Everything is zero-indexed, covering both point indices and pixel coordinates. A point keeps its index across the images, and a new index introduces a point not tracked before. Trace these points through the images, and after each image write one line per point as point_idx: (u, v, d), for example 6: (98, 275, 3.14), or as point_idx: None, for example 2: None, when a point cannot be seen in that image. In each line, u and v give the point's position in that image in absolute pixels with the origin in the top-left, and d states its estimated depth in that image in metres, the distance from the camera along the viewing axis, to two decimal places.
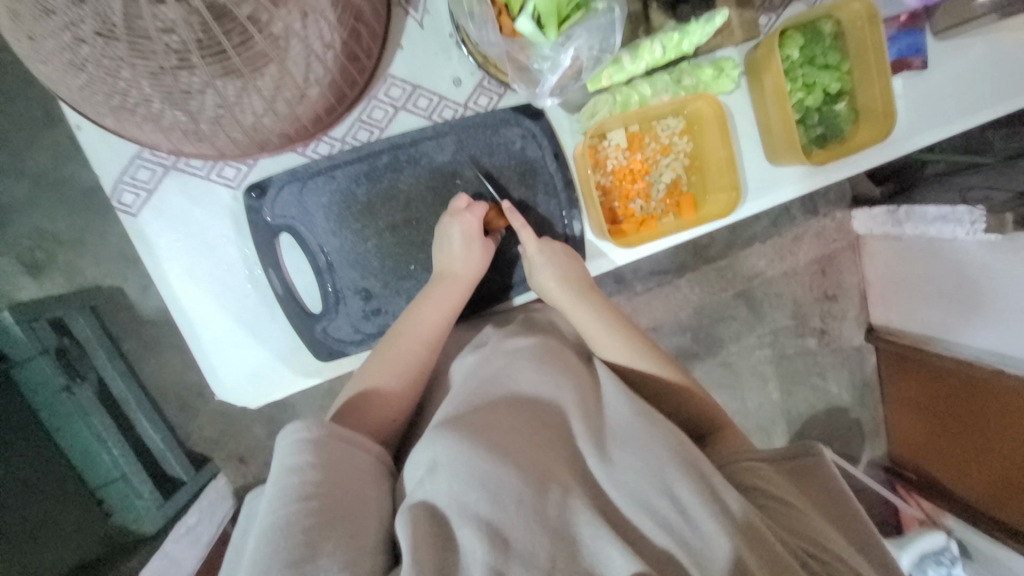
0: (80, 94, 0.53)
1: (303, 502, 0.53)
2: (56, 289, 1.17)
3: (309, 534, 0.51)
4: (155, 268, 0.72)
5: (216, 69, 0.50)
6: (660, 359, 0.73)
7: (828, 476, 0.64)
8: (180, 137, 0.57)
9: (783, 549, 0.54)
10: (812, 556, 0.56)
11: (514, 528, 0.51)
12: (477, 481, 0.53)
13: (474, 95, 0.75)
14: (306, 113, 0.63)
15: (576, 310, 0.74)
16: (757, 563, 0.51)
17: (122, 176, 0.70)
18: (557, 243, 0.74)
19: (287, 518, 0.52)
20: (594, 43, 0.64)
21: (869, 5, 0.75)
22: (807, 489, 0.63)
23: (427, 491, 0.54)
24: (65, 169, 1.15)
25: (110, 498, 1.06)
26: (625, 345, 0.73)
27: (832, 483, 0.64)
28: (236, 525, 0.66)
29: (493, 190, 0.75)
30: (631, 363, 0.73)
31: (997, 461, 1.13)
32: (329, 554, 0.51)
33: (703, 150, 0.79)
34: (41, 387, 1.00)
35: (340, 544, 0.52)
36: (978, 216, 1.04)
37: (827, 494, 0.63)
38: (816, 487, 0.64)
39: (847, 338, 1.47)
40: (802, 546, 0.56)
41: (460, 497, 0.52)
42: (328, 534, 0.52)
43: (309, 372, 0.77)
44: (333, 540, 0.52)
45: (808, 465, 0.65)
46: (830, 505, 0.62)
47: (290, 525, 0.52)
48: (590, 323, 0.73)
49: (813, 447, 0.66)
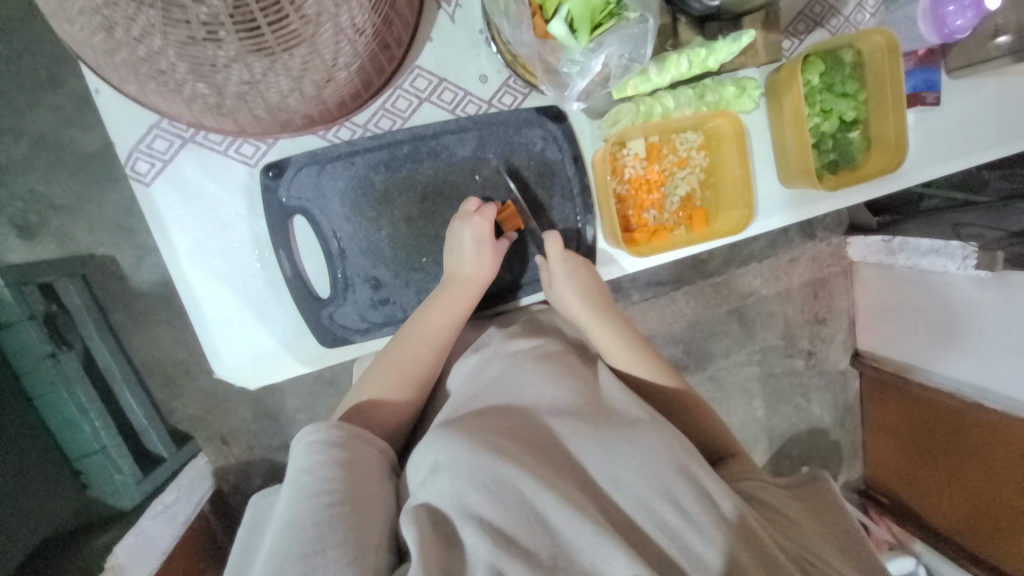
0: (104, 58, 0.52)
1: (317, 498, 0.54)
2: (47, 254, 1.14)
3: (321, 527, 0.52)
4: (164, 240, 0.71)
5: (248, 45, 0.49)
6: (659, 366, 0.74)
7: (834, 500, 0.66)
8: (202, 110, 0.57)
9: (781, 554, 0.55)
10: (810, 562, 0.57)
11: (516, 529, 0.52)
12: (478, 481, 0.53)
13: (499, 93, 0.75)
14: (331, 97, 0.62)
15: (582, 310, 0.74)
16: (751, 564, 0.53)
17: (138, 145, 0.69)
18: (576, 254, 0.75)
19: (301, 516, 0.53)
20: (625, 51, 0.65)
21: (890, 38, 0.77)
22: (814, 511, 0.65)
23: (428, 492, 0.54)
24: (66, 133, 1.12)
25: (88, 470, 1.03)
26: (638, 360, 0.73)
27: (837, 507, 0.65)
28: (244, 524, 0.66)
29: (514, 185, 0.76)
30: (639, 375, 0.74)
31: (969, 492, 1.17)
32: (338, 546, 0.51)
33: (720, 166, 0.80)
34: (26, 352, 0.97)
35: (348, 537, 0.52)
36: (970, 252, 1.09)
37: (832, 516, 0.64)
38: (822, 509, 0.65)
39: (833, 362, 1.49)
40: (800, 552, 0.58)
41: (462, 497, 0.52)
42: (337, 528, 0.52)
43: (314, 359, 0.76)
44: (342, 533, 0.52)
45: (815, 489, 0.67)
46: (837, 529, 0.63)
47: (302, 520, 0.52)
48: (605, 336, 0.74)
49: (822, 473, 0.68)
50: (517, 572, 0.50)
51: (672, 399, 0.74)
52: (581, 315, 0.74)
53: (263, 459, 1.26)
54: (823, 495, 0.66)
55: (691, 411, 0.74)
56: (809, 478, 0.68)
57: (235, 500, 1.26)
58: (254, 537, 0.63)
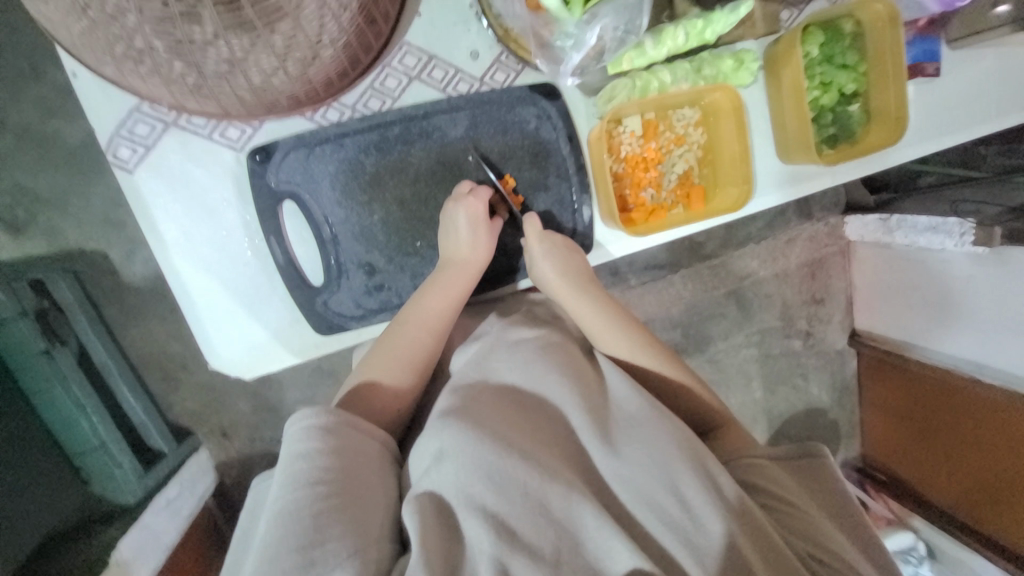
0: (79, 38, 0.50)
1: (312, 487, 0.53)
2: (35, 249, 1.12)
3: (318, 519, 0.51)
4: (150, 228, 0.69)
5: (230, 22, 0.47)
6: (647, 351, 0.72)
7: (831, 474, 0.65)
8: (184, 92, 0.54)
9: (791, 553, 0.54)
10: (816, 558, 0.56)
11: (519, 522, 0.51)
12: (482, 470, 0.53)
13: (491, 70, 0.73)
14: (317, 75, 0.60)
15: (560, 284, 0.73)
16: (753, 553, 0.52)
17: (120, 130, 0.67)
18: (548, 231, 0.74)
19: (297, 504, 0.52)
20: (620, 23, 0.63)
21: (891, 7, 0.74)
22: (810, 490, 0.64)
23: (433, 481, 0.54)
24: (48, 124, 1.09)
25: (87, 467, 1.02)
26: (639, 349, 0.72)
27: (835, 482, 0.64)
28: (243, 513, 0.68)
29: (492, 174, 0.73)
30: (630, 363, 0.72)
31: (965, 467, 1.19)
32: (337, 539, 0.51)
33: (718, 143, 0.79)
34: (19, 348, 0.95)
35: (347, 530, 0.52)
36: (968, 228, 1.08)
37: (830, 492, 0.64)
38: (821, 486, 0.64)
39: (831, 342, 1.50)
40: (806, 548, 0.57)
41: (466, 487, 0.52)
42: (335, 520, 0.52)
43: (309, 347, 0.75)
44: (341, 526, 0.52)
45: (812, 465, 0.66)
46: (836, 505, 0.63)
47: (300, 510, 0.52)
48: (597, 325, 0.73)
49: (816, 447, 0.67)
50: (522, 568, 0.49)
51: (675, 392, 0.72)
52: (562, 292, 0.74)
53: (263, 453, 1.26)
54: (817, 470, 0.65)
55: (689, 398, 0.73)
56: (802, 451, 0.67)
57: (237, 494, 1.26)
58: (253, 525, 0.65)
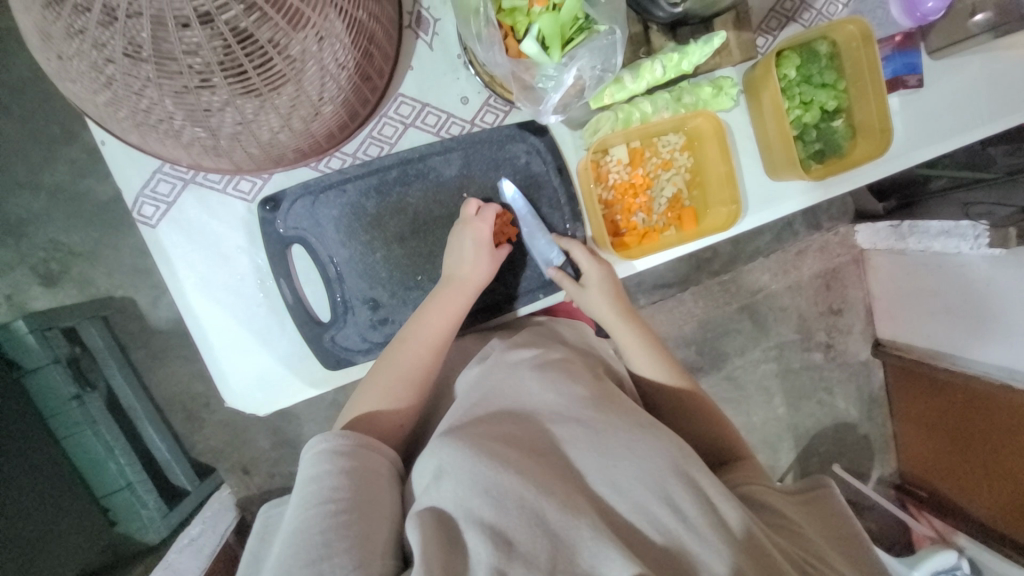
0: (105, 111, 0.56)
1: (323, 506, 0.55)
2: (69, 299, 1.19)
3: (326, 534, 0.53)
4: (171, 277, 0.74)
5: (237, 89, 0.52)
6: (677, 371, 0.77)
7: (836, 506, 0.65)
8: (199, 152, 0.60)
9: (780, 556, 0.55)
10: (810, 564, 0.56)
11: (517, 532, 0.52)
12: (479, 486, 0.53)
13: (481, 112, 0.77)
14: (320, 130, 0.65)
15: (610, 312, 0.77)
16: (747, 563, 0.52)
17: (144, 190, 0.73)
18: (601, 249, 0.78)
19: (308, 523, 0.54)
20: (596, 63, 0.67)
21: (863, 27, 0.77)
22: (818, 516, 0.63)
23: (434, 497, 0.55)
24: (81, 183, 1.18)
25: (114, 507, 1.06)
26: (660, 364, 0.77)
27: (839, 514, 0.63)
28: (251, 533, 0.67)
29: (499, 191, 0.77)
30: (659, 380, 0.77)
31: (1002, 475, 1.13)
32: (344, 553, 0.52)
33: (704, 165, 0.82)
34: (53, 395, 1.01)
35: (354, 543, 0.53)
36: (982, 230, 1.07)
37: (837, 521, 0.63)
38: (822, 515, 0.63)
39: (853, 353, 1.47)
40: (803, 556, 0.57)
41: (465, 502, 0.53)
42: (343, 534, 0.53)
43: (317, 382, 0.79)
44: (348, 540, 0.53)
45: (817, 495, 0.65)
46: (838, 532, 0.62)
47: (309, 529, 0.54)
48: (628, 339, 0.78)
49: (821, 479, 0.66)
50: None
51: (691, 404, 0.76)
52: (607, 315, 0.77)
53: (286, 487, 1.28)
54: (823, 500, 0.65)
55: (712, 415, 0.75)
56: (809, 484, 0.67)
57: None
58: (263, 546, 0.64)
